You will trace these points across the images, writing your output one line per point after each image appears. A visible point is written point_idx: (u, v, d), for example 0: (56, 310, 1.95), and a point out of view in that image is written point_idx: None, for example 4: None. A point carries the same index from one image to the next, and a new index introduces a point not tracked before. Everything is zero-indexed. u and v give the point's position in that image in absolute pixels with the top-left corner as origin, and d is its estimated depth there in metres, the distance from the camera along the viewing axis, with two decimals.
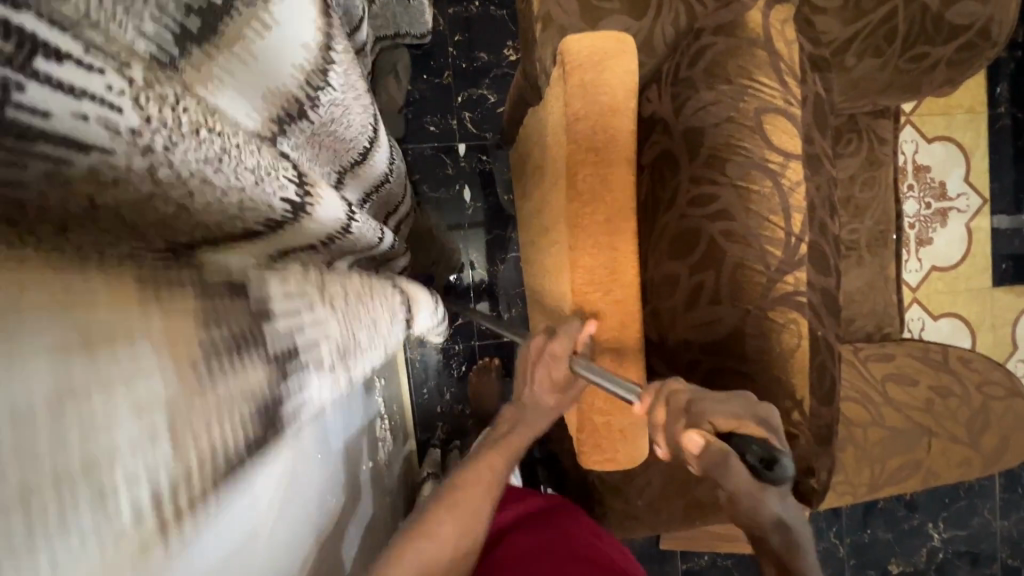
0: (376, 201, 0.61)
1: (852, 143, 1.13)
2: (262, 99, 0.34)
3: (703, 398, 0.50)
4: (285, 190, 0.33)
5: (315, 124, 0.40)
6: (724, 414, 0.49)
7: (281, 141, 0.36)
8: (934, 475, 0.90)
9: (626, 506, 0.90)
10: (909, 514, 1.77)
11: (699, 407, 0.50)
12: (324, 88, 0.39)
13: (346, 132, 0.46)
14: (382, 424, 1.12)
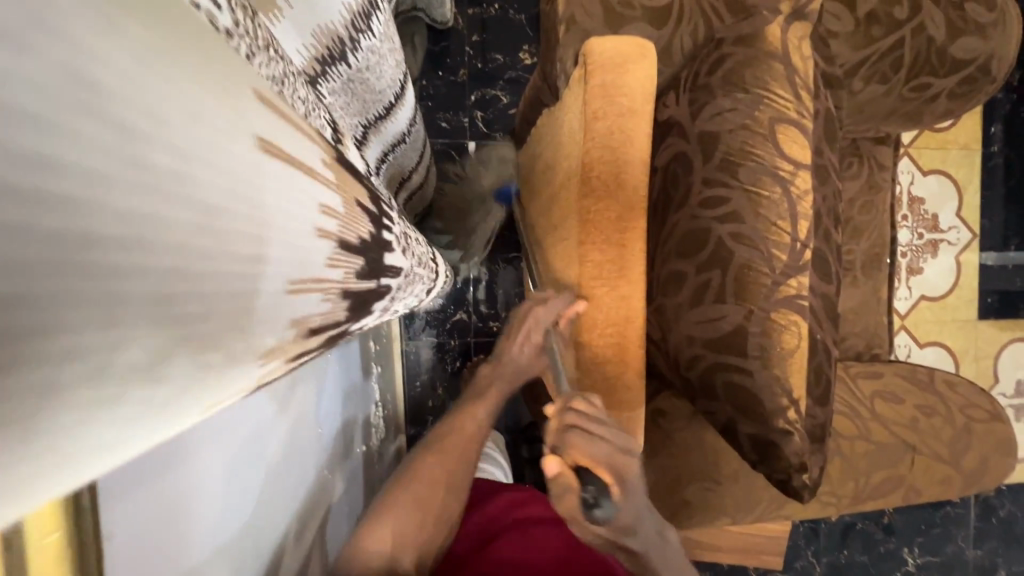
0: (389, 166, 0.69)
1: (853, 167, 1.17)
2: (313, 37, 0.42)
3: (580, 435, 0.60)
4: (323, 126, 0.36)
5: (351, 70, 0.50)
6: (594, 452, 0.59)
7: (325, 77, 0.45)
8: (916, 491, 0.93)
9: None
10: (885, 537, 1.79)
11: (570, 442, 0.60)
12: (360, 40, 0.50)
13: (372, 87, 0.56)
14: (376, 411, 1.12)
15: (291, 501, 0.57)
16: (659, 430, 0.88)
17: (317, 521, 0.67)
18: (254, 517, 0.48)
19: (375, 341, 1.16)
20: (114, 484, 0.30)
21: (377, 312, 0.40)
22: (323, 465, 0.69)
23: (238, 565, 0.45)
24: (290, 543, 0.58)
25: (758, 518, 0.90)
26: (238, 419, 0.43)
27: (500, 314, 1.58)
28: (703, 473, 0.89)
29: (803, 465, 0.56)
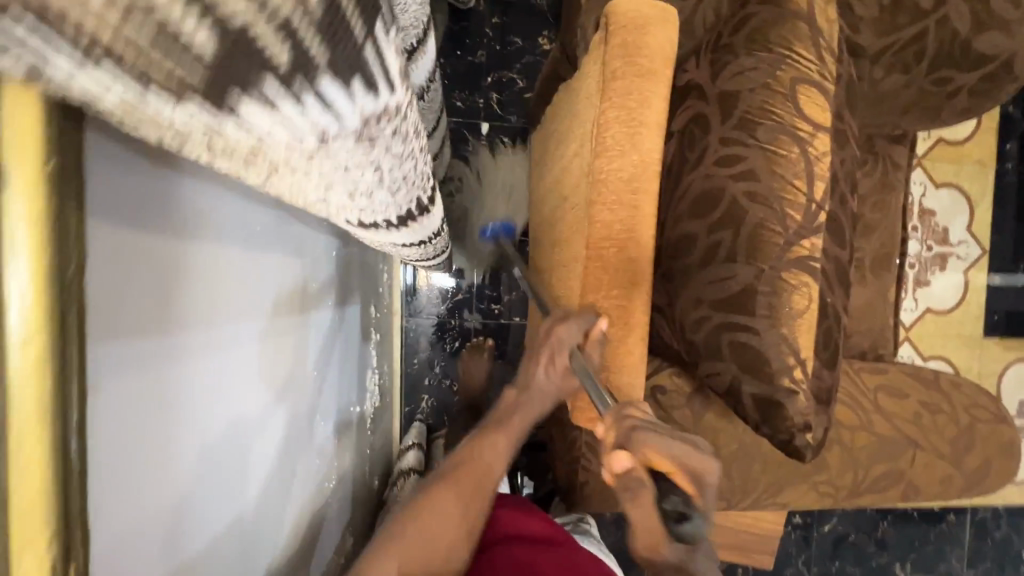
0: None
1: (867, 164, 1.16)
2: None
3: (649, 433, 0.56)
4: None
5: None
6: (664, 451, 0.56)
7: None
8: (915, 488, 0.91)
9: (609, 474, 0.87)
10: (878, 551, 1.77)
11: (641, 442, 0.56)
12: None
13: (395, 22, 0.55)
14: (371, 375, 1.11)
15: (277, 458, 0.56)
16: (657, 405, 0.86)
17: (305, 490, 0.65)
18: (238, 459, 0.47)
19: (374, 306, 1.15)
20: (106, 362, 0.30)
21: (340, 125, 0.30)
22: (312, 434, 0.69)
23: (222, 505, 0.44)
24: (276, 503, 0.56)
25: (754, 504, 0.88)
26: (219, 345, 0.43)
27: (501, 298, 1.56)
28: None
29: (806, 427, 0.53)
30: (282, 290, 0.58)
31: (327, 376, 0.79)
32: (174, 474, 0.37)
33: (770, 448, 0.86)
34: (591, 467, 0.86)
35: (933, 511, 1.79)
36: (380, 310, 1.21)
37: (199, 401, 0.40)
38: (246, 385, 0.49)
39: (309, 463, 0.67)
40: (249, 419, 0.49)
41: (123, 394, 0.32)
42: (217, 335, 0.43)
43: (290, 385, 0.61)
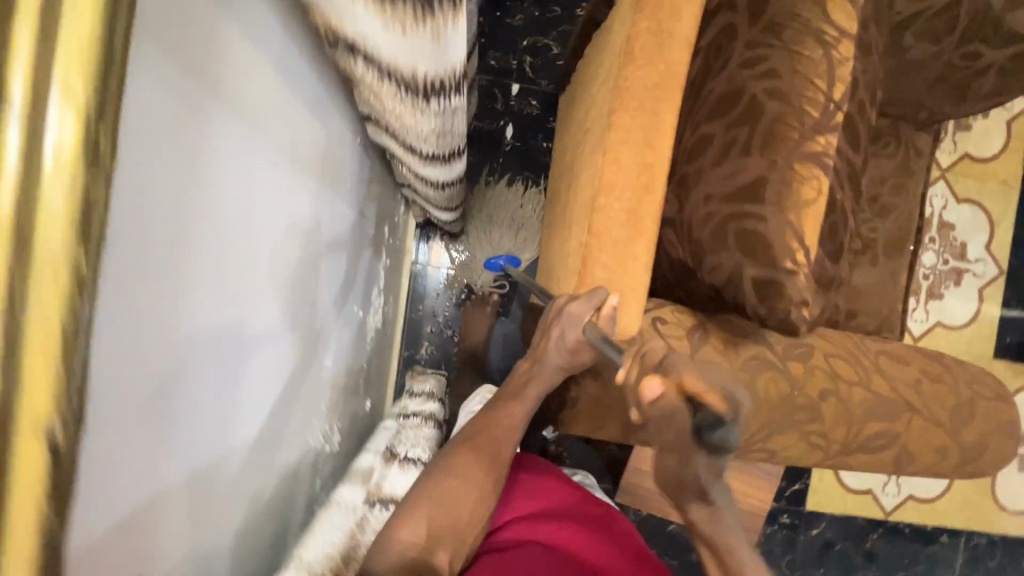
0: None
1: (890, 146, 1.16)
2: None
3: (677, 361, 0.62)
4: None
5: None
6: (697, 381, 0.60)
7: None
8: (908, 454, 0.90)
9: (599, 393, 0.85)
10: (865, 563, 1.72)
11: (671, 364, 0.62)
12: None
13: None
14: (377, 293, 1.13)
15: (274, 313, 0.60)
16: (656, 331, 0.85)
17: (294, 358, 0.69)
18: (240, 289, 0.51)
19: (389, 230, 1.18)
20: (142, 121, 0.34)
21: None
22: (310, 315, 0.73)
23: (220, 322, 0.48)
24: (267, 354, 0.60)
25: (743, 447, 0.88)
26: (237, 170, 0.47)
27: None
28: None
29: (803, 305, 0.52)
30: (301, 156, 0.62)
31: (333, 271, 0.82)
32: (170, 293, 0.40)
33: (764, 390, 0.86)
34: (584, 386, 0.85)
35: (926, 529, 1.74)
36: (394, 239, 1.24)
37: (205, 238, 0.43)
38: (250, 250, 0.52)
39: (295, 372, 0.70)
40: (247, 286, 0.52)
41: (152, 160, 0.35)
42: (237, 160, 0.47)
43: (290, 282, 0.64)
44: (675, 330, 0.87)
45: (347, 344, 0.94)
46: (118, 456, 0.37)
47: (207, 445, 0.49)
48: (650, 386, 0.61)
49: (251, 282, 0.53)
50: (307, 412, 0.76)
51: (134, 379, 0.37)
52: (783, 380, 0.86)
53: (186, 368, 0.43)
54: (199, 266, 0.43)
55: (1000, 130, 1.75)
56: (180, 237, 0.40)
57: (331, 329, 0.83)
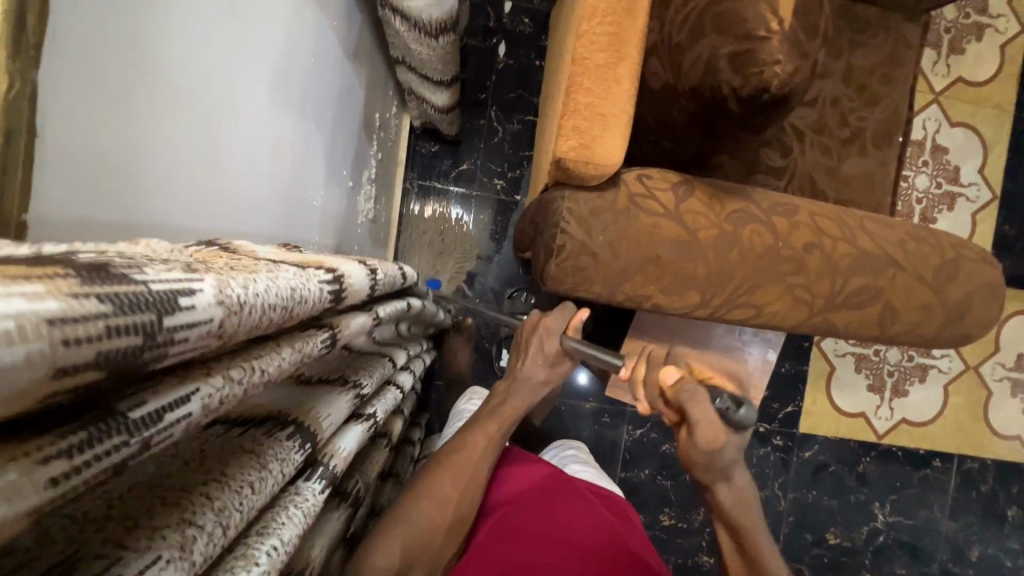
0: None
1: (878, 36, 1.17)
2: None
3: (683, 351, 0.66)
4: None
5: None
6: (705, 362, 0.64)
7: None
8: (892, 311, 0.91)
9: (586, 240, 0.83)
10: (858, 487, 1.73)
11: (680, 354, 0.65)
12: None
13: None
14: (369, 175, 1.12)
15: (264, 111, 0.60)
16: (641, 183, 0.85)
17: (285, 176, 0.69)
18: (227, 52, 0.51)
19: (380, 118, 1.17)
20: None
21: None
22: (302, 143, 0.73)
23: (207, 72, 0.48)
24: (257, 148, 0.60)
25: (728, 301, 0.88)
26: None
27: (505, 174, 1.58)
28: (682, 233, 0.85)
29: (777, 63, 0.55)
30: None
31: (328, 122, 0.82)
32: (138, 41, 0.39)
33: (748, 240, 0.86)
34: (569, 232, 0.83)
35: (919, 453, 1.75)
36: (385, 132, 1.23)
37: (174, 6, 0.42)
38: (215, 77, 0.49)
39: (278, 222, 0.68)
40: (214, 116, 0.50)
41: None
42: None
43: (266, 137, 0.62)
44: (660, 185, 0.87)
45: (335, 212, 0.93)
46: (72, 248, 0.36)
47: (185, 233, 0.48)
48: (670, 375, 0.62)
49: (218, 113, 0.51)
50: (299, 242, 0.76)
51: (84, 154, 0.36)
52: (767, 233, 0.87)
53: (169, 95, 0.43)
54: (155, 65, 0.41)
55: (993, 55, 1.75)
56: (137, 7, 0.39)
57: (323, 176, 0.83)
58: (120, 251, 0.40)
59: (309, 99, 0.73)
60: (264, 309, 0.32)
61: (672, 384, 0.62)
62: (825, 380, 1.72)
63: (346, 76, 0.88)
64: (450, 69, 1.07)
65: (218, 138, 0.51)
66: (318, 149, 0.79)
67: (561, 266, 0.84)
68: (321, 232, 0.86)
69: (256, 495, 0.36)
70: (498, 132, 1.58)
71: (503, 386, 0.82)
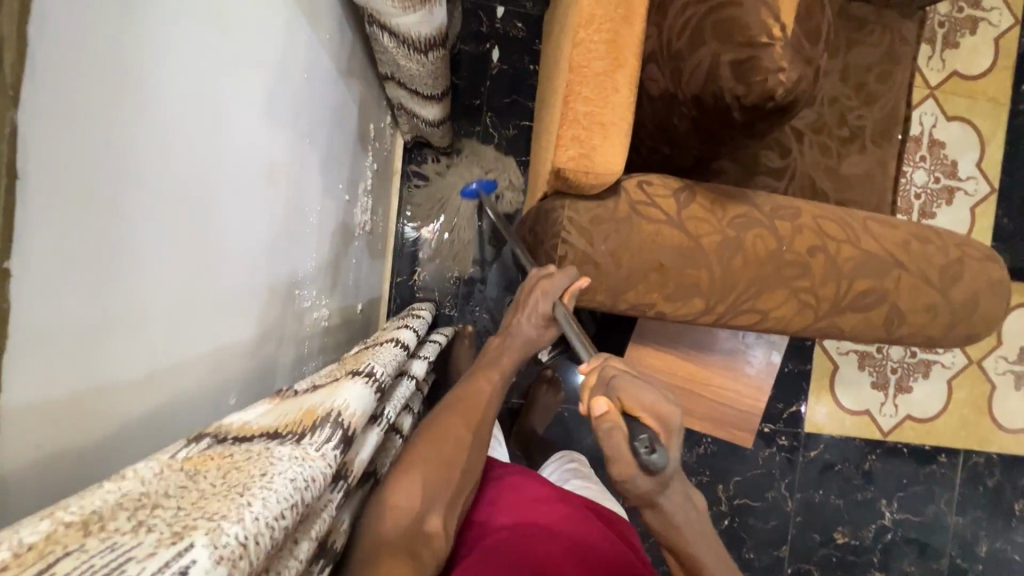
0: None
1: (874, 34, 1.16)
2: None
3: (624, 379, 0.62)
4: None
5: None
6: (638, 397, 0.60)
7: None
8: (898, 313, 0.90)
9: (587, 250, 0.82)
10: (864, 484, 1.72)
11: (617, 384, 0.62)
12: None
13: None
14: (364, 188, 1.11)
15: (254, 189, 0.60)
16: (641, 191, 0.84)
17: (279, 243, 0.68)
18: (213, 144, 0.50)
19: (374, 129, 1.15)
20: None
21: None
22: (293, 205, 0.72)
23: (194, 169, 0.47)
24: (249, 226, 0.59)
25: (733, 307, 0.87)
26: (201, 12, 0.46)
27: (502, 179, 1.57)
28: (685, 239, 0.84)
29: (781, 71, 0.54)
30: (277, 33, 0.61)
31: (319, 176, 0.81)
32: (122, 159, 0.39)
33: (752, 245, 0.85)
34: (571, 241, 0.82)
35: (924, 450, 1.74)
36: (380, 143, 1.22)
37: (157, 115, 0.42)
38: (209, 114, 0.48)
39: (274, 289, 0.68)
40: (207, 152, 0.49)
41: None
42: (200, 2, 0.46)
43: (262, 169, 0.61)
44: (661, 192, 0.85)
45: (332, 229, 0.91)
46: (61, 342, 0.35)
47: (177, 331, 0.48)
48: (597, 407, 0.61)
49: (211, 150, 0.50)
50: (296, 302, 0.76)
51: (73, 278, 0.36)
52: (771, 237, 0.86)
53: (156, 201, 0.43)
54: (146, 106, 0.40)
55: (988, 48, 1.75)
56: (119, 125, 0.38)
57: (318, 229, 0.83)
58: (107, 295, 0.39)
59: (300, 163, 0.72)
60: (271, 530, 0.33)
61: (597, 415, 0.61)
62: (829, 378, 1.72)
63: (337, 117, 0.87)
64: (442, 82, 1.05)
65: (212, 206, 0.51)
66: (310, 205, 0.79)
67: (563, 277, 0.83)
68: (319, 280, 0.86)
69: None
70: (494, 137, 1.57)
71: (496, 341, 0.89)
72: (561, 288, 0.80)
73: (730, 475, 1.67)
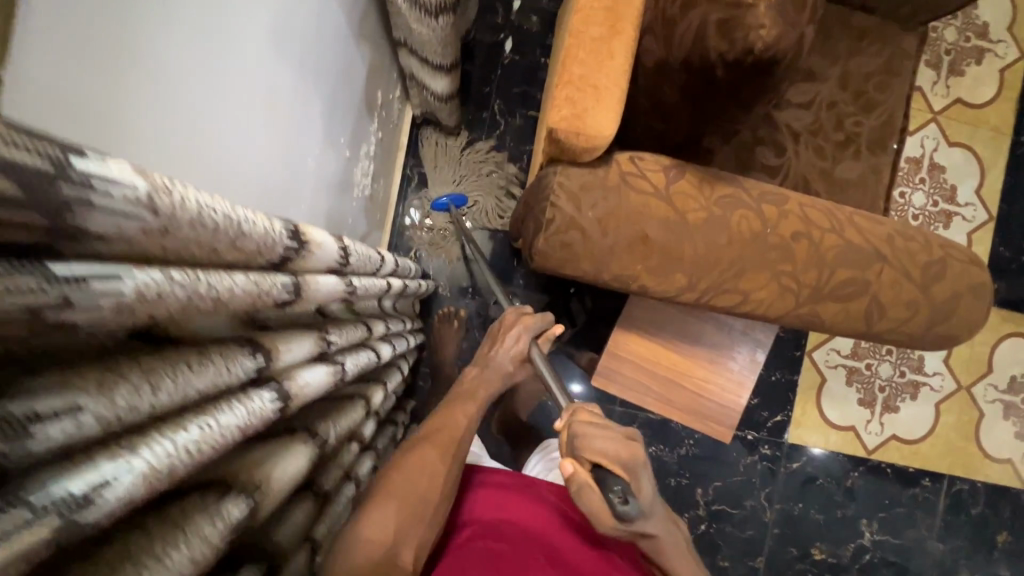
0: None
1: (875, 44, 1.19)
2: None
3: (587, 435, 0.61)
4: None
5: None
6: (607, 448, 0.60)
7: None
8: (878, 306, 0.91)
9: (575, 215, 0.84)
10: (845, 502, 1.70)
11: (583, 440, 0.61)
12: None
13: None
14: (367, 150, 1.13)
15: (263, 58, 0.62)
16: (632, 165, 0.86)
17: (281, 130, 0.70)
18: None
19: (382, 96, 1.18)
20: None
21: None
22: (300, 104, 0.74)
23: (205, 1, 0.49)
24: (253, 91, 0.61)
25: (714, 286, 0.88)
26: None
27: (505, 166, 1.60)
28: (672, 216, 0.86)
29: (762, 28, 0.56)
30: None
31: (327, 96, 0.84)
32: None
33: (737, 226, 0.87)
34: (559, 205, 0.84)
35: (909, 472, 1.72)
36: (387, 113, 1.25)
37: None
38: (217, 24, 0.52)
39: (269, 176, 0.69)
40: (212, 58, 0.52)
41: None
42: None
43: (261, 99, 0.63)
44: (652, 168, 0.88)
45: (332, 179, 0.94)
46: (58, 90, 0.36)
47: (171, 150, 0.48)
48: (567, 469, 0.62)
49: (217, 57, 0.53)
50: (291, 205, 0.78)
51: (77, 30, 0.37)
52: (756, 219, 0.87)
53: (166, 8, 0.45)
54: None
55: (992, 79, 1.78)
56: None
57: (320, 149, 0.85)
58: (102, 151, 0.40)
59: (310, 64, 0.75)
60: (196, 205, 0.33)
61: (568, 477, 0.62)
62: (816, 390, 1.71)
63: (348, 54, 0.90)
64: (450, 53, 1.08)
65: (218, 50, 0.53)
66: (316, 118, 0.81)
67: (550, 240, 0.85)
68: (315, 205, 0.88)
69: (193, 375, 0.35)
70: (500, 125, 1.60)
71: (474, 371, 0.90)
72: (539, 327, 0.93)
73: (710, 479, 1.66)
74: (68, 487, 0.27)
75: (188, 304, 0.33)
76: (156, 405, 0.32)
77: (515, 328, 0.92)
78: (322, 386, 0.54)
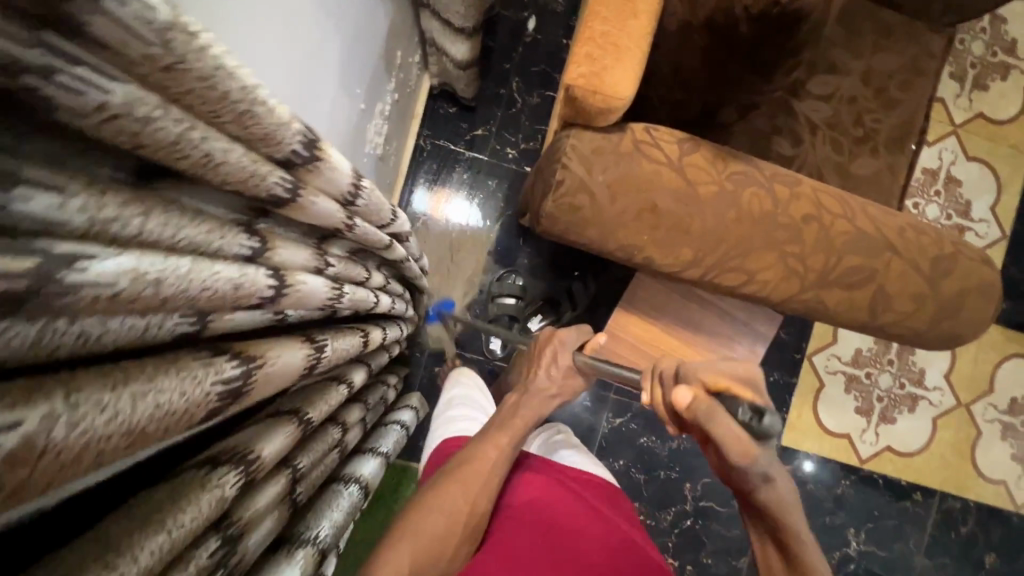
0: None
1: (901, 42, 1.18)
2: None
3: (699, 361, 0.62)
4: None
5: None
6: (721, 372, 0.61)
7: None
8: (884, 296, 0.90)
9: (585, 178, 0.83)
10: (834, 509, 1.68)
11: (689, 369, 0.62)
12: None
13: None
14: (382, 108, 1.13)
15: None
16: (646, 134, 0.86)
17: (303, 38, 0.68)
18: None
19: (402, 57, 1.18)
20: None
21: None
22: (320, 27, 0.73)
23: None
24: None
25: (720, 262, 0.88)
26: None
27: (519, 145, 1.60)
28: (683, 188, 0.85)
29: None
30: None
31: (346, 35, 0.84)
32: None
33: (747, 203, 0.86)
34: (570, 167, 0.83)
35: (900, 484, 1.71)
36: (405, 76, 1.24)
37: None
38: None
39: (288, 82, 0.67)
40: None
41: None
42: None
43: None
44: (667, 139, 0.87)
45: (343, 127, 0.93)
46: None
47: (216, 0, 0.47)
48: (685, 395, 0.59)
49: None
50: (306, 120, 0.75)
51: None
52: (766, 198, 0.87)
53: None
54: None
55: (1016, 96, 1.76)
56: None
57: (334, 87, 0.84)
58: None
59: None
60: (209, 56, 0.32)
61: (687, 404, 0.59)
62: (813, 395, 1.70)
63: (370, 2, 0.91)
64: (473, 16, 1.07)
65: None
66: (333, 53, 0.80)
67: (558, 203, 0.84)
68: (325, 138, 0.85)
69: (187, 224, 0.35)
70: (517, 104, 1.60)
71: (513, 398, 0.89)
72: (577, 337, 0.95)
73: (699, 475, 1.64)
74: (41, 260, 0.25)
75: (180, 146, 0.32)
76: (150, 231, 0.32)
77: (551, 348, 0.93)
78: (308, 300, 0.54)
